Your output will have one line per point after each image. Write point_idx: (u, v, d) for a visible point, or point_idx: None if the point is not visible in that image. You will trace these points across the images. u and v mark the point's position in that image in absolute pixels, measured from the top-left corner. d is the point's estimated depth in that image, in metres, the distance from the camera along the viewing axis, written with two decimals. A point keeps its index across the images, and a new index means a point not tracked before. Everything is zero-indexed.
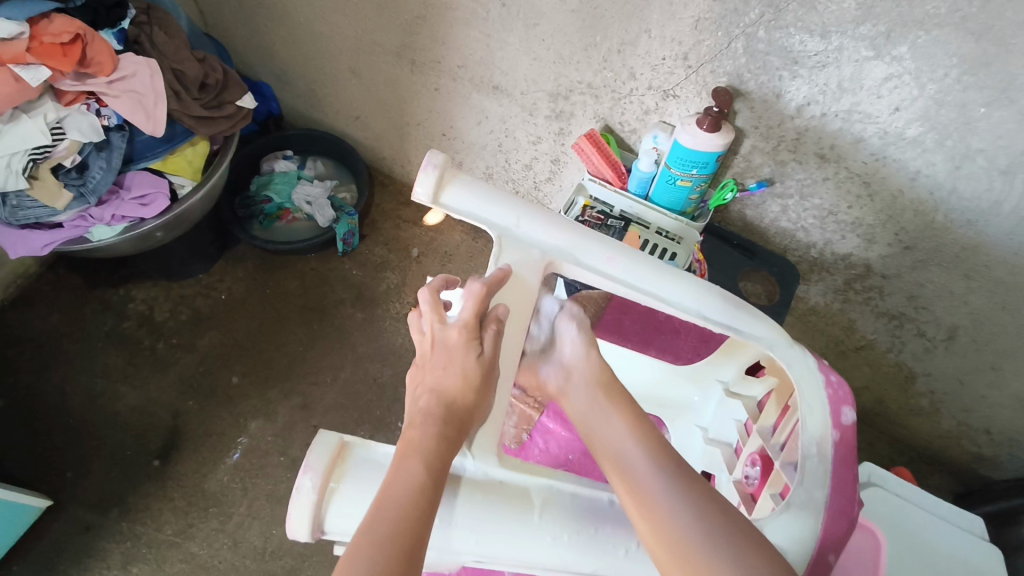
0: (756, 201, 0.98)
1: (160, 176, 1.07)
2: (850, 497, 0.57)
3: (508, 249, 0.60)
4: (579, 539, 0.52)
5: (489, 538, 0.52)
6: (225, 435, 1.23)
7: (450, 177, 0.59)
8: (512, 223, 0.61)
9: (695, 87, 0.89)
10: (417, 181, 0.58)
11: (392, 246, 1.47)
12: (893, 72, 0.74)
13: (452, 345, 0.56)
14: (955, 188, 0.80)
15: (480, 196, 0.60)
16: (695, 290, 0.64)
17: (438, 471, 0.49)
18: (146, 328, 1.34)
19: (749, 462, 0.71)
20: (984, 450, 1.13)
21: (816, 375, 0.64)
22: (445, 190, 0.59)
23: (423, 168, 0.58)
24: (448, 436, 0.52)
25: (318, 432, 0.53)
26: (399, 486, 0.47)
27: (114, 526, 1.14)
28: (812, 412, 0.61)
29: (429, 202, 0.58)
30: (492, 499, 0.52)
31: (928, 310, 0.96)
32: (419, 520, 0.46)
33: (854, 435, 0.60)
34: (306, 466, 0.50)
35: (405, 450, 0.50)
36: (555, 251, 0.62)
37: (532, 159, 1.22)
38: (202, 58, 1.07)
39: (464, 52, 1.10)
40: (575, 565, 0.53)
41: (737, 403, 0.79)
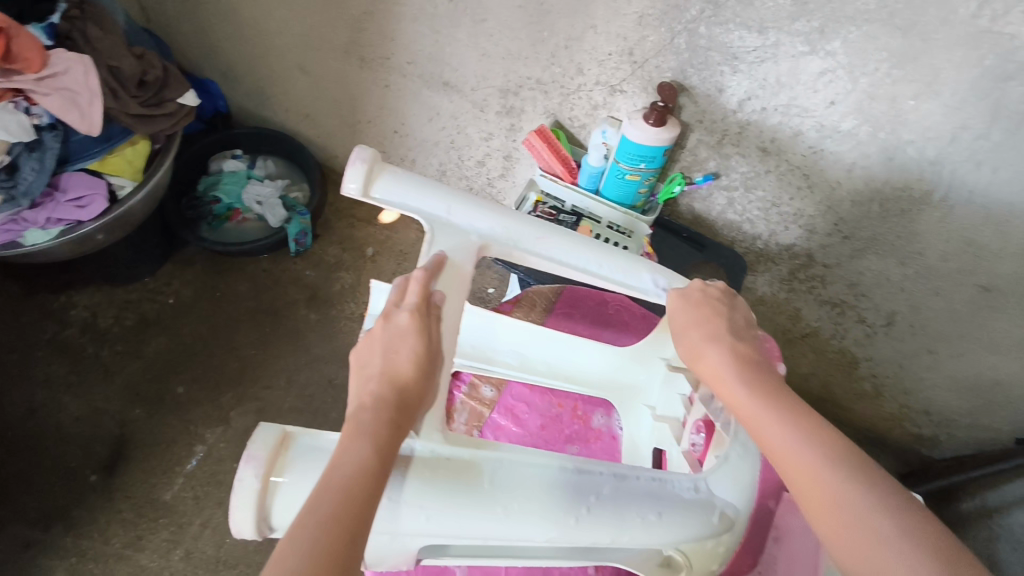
0: (704, 193, 1.00)
1: (98, 177, 1.03)
2: None
3: (441, 238, 0.57)
4: (530, 508, 0.49)
5: (441, 514, 0.48)
6: (175, 444, 1.20)
7: (380, 170, 0.56)
8: (442, 211, 0.58)
9: (641, 83, 0.90)
10: (346, 177, 0.55)
11: (346, 246, 1.45)
12: (828, 66, 0.76)
13: (400, 329, 0.50)
14: (889, 178, 0.83)
15: (413, 186, 0.57)
16: (628, 265, 0.62)
17: (386, 459, 0.45)
18: (89, 334, 1.29)
19: (694, 429, 0.66)
20: (923, 431, 1.18)
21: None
22: (375, 183, 0.56)
23: (352, 161, 0.55)
24: (399, 422, 0.47)
25: (260, 423, 0.49)
26: (342, 469, 0.43)
27: (56, 542, 1.09)
28: None
29: (359, 196, 0.55)
30: (434, 474, 0.49)
31: (868, 297, 0.99)
32: (359, 510, 0.42)
33: None
34: (246, 458, 0.47)
35: (352, 431, 0.45)
36: (493, 235, 0.58)
37: (484, 156, 1.22)
38: (140, 54, 1.03)
39: (413, 49, 1.09)
40: (528, 536, 0.50)
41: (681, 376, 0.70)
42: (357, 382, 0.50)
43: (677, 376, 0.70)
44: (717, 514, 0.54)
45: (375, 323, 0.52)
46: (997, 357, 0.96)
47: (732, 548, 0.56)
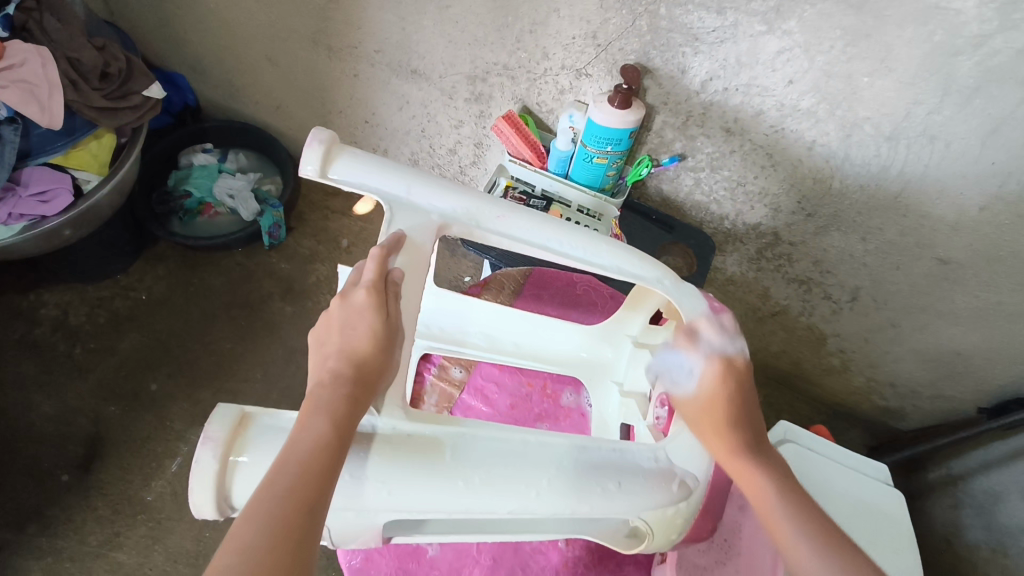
0: (671, 175, 1.01)
1: (63, 171, 1.02)
2: None
3: (401, 216, 0.57)
4: (490, 480, 0.50)
5: (401, 488, 0.49)
6: (151, 440, 1.19)
7: (338, 151, 0.57)
8: (402, 191, 0.58)
9: (606, 66, 0.91)
10: (303, 158, 0.55)
11: (321, 238, 1.44)
12: (786, 45, 0.77)
13: (358, 306, 0.50)
14: (848, 155, 0.85)
15: (372, 167, 0.57)
16: (590, 241, 0.63)
17: (344, 433, 0.46)
18: (61, 333, 1.28)
19: (658, 403, 0.67)
20: (891, 404, 1.21)
21: (703, 309, 0.63)
22: (333, 164, 0.56)
23: (308, 142, 0.55)
24: (358, 397, 0.48)
25: (218, 404, 0.50)
26: (301, 444, 0.44)
27: (32, 543, 1.09)
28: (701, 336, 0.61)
29: (317, 177, 0.55)
30: (393, 449, 0.50)
31: (833, 274, 1.02)
32: (318, 482, 0.43)
33: None
34: (204, 438, 0.47)
35: (312, 407, 0.46)
36: (453, 215, 0.59)
37: (455, 144, 1.22)
38: (101, 47, 1.02)
39: (380, 37, 1.09)
40: (490, 508, 0.50)
41: (645, 353, 0.72)
42: (316, 361, 0.51)
43: (642, 352, 0.73)
44: (676, 482, 0.56)
45: (334, 299, 0.52)
46: (958, 329, 0.99)
47: (690, 517, 0.57)
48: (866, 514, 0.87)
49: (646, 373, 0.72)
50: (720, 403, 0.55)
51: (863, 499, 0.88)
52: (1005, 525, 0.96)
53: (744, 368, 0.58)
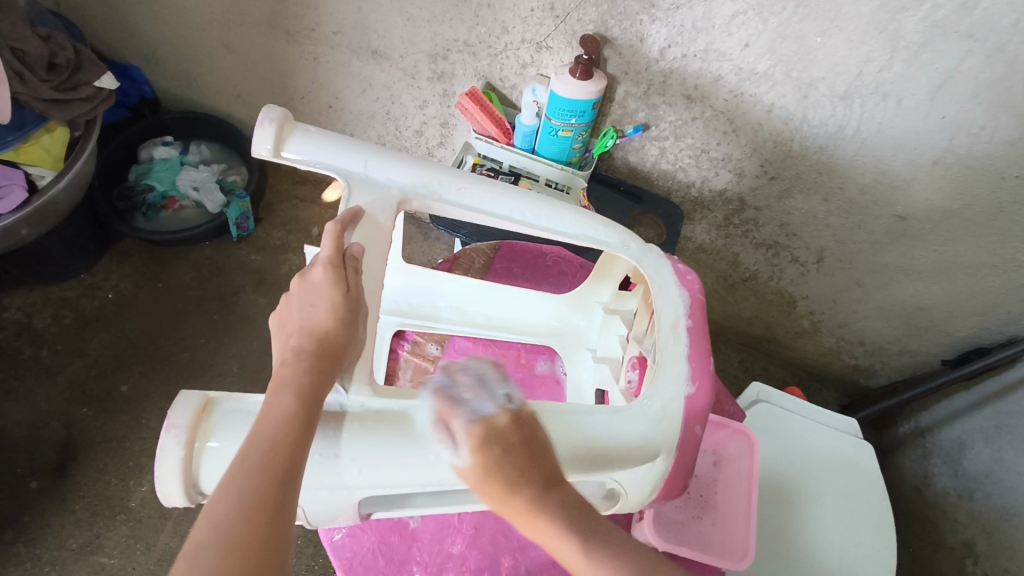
0: (636, 145, 1.02)
1: (15, 167, 0.98)
2: (708, 369, 0.57)
3: (359, 191, 0.57)
4: None
5: (372, 466, 0.49)
6: (126, 439, 1.17)
7: (291, 129, 0.56)
8: (359, 166, 0.57)
9: (566, 37, 0.91)
10: (256, 137, 0.54)
11: (291, 228, 1.43)
12: (739, 9, 0.78)
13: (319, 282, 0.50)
14: (806, 117, 0.86)
15: (327, 144, 0.57)
16: (551, 208, 0.63)
17: (313, 405, 0.46)
18: (25, 336, 1.24)
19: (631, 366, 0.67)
20: (861, 362, 1.24)
21: (668, 270, 0.63)
22: (287, 142, 0.56)
23: (259, 121, 0.54)
24: (323, 370, 0.48)
25: (181, 391, 0.49)
26: (268, 419, 0.44)
27: (9, 550, 1.07)
28: (665, 296, 0.61)
29: (271, 156, 0.55)
30: (364, 430, 0.50)
31: (798, 237, 1.03)
32: (289, 455, 0.43)
33: (703, 306, 0.61)
34: (167, 426, 0.47)
35: (278, 382, 0.46)
36: (412, 187, 0.58)
37: (421, 125, 1.21)
38: (47, 36, 0.98)
39: (337, 18, 1.07)
40: (463, 478, 0.51)
41: (616, 319, 0.73)
42: (280, 341, 0.51)
43: (612, 318, 0.73)
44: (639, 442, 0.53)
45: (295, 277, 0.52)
46: (919, 283, 1.01)
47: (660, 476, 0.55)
48: (836, 468, 0.90)
49: (618, 339, 0.73)
50: (509, 465, 0.44)
51: (834, 454, 0.91)
52: (970, 471, 1.00)
53: (510, 423, 0.46)
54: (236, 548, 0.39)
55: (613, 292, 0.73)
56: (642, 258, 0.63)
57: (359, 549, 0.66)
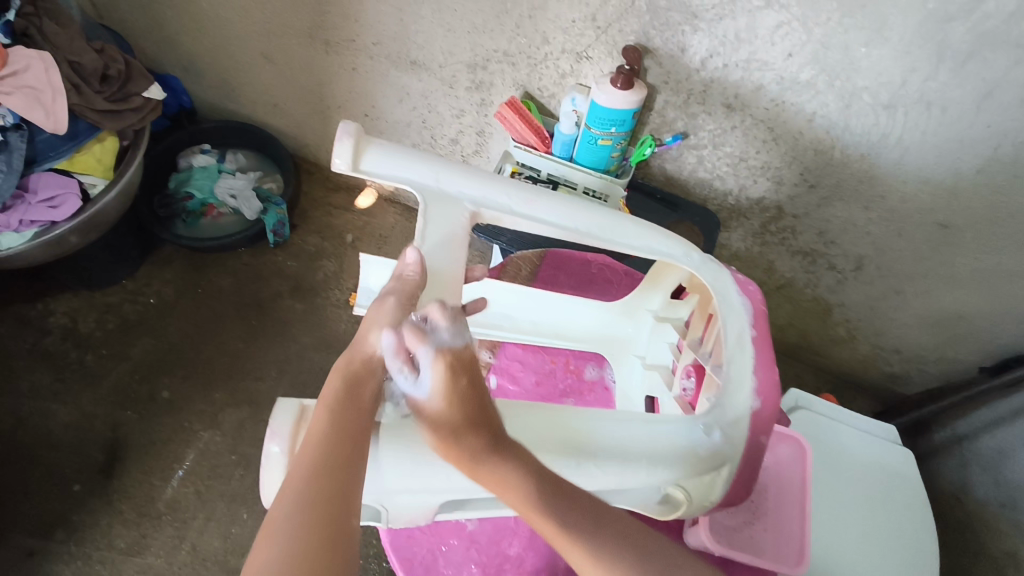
0: (674, 154, 1.03)
1: (68, 176, 1.00)
2: (774, 380, 0.58)
3: (433, 205, 0.57)
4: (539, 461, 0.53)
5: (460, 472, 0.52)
6: (169, 441, 1.20)
7: (365, 143, 0.57)
8: (432, 181, 0.58)
9: (606, 48, 0.92)
10: (334, 152, 0.55)
11: (326, 234, 1.45)
12: (783, 19, 0.79)
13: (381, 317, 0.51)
14: (848, 125, 0.86)
15: (401, 159, 0.58)
16: (614, 220, 0.63)
17: (350, 418, 0.48)
18: (71, 341, 1.28)
19: (684, 374, 0.68)
20: (896, 369, 1.24)
21: (728, 279, 0.64)
22: (363, 156, 0.57)
23: (337, 136, 0.55)
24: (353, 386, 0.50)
25: (279, 399, 0.52)
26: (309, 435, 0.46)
27: (59, 549, 1.09)
28: (730, 306, 0.62)
29: (348, 170, 0.55)
30: (435, 432, 0.52)
31: (836, 244, 1.04)
32: (335, 461, 0.45)
33: (766, 314, 0.62)
34: (270, 434, 0.50)
35: (322, 399, 0.49)
36: (482, 201, 0.59)
37: (457, 134, 1.23)
38: (100, 49, 1.01)
39: (378, 29, 1.09)
40: None
41: (667, 327, 0.74)
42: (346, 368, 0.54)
43: (664, 326, 0.74)
44: (701, 449, 0.54)
45: (368, 310, 0.52)
46: (958, 291, 1.01)
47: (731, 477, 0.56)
48: (881, 475, 0.90)
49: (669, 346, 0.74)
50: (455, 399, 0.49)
51: (880, 462, 0.91)
52: None
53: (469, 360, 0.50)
54: (300, 550, 0.41)
55: (663, 300, 0.74)
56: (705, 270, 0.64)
57: (419, 549, 0.68)
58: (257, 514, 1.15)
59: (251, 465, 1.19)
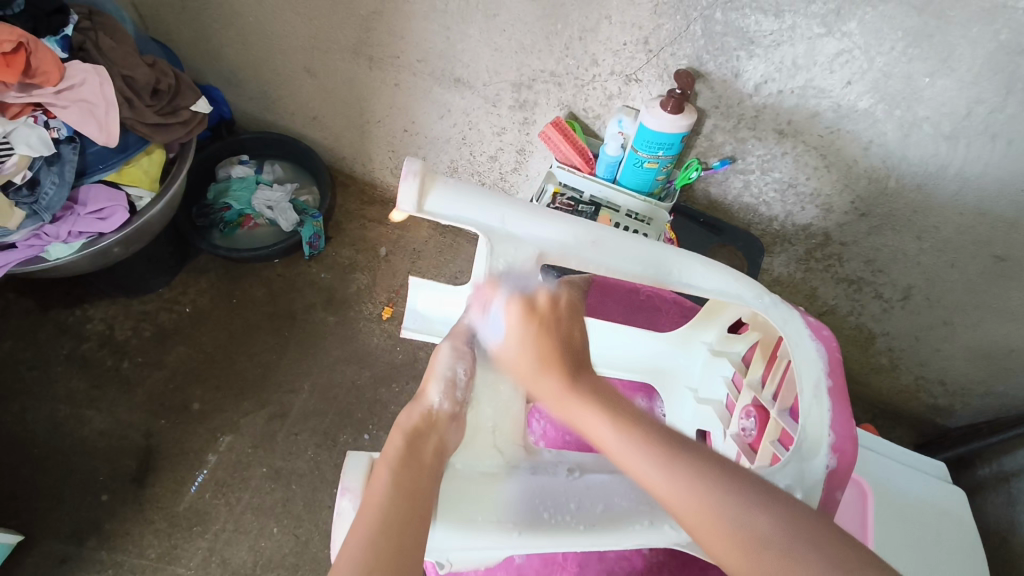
0: (720, 178, 1.01)
1: (117, 188, 1.01)
2: (851, 435, 0.56)
3: (500, 248, 0.61)
4: (612, 518, 0.54)
5: (532, 531, 0.52)
6: (201, 452, 1.20)
7: (432, 182, 0.59)
8: (498, 223, 0.61)
9: (657, 71, 0.91)
10: (400, 193, 0.57)
11: (359, 247, 1.45)
12: (844, 47, 0.77)
13: (442, 370, 0.56)
14: (905, 155, 0.84)
15: (466, 200, 0.60)
16: (676, 261, 0.64)
17: (414, 474, 0.48)
18: (107, 348, 1.29)
19: (744, 414, 0.71)
20: (939, 401, 1.21)
21: (800, 323, 0.63)
22: (429, 197, 0.58)
23: (404, 177, 0.57)
24: (412, 446, 0.51)
25: (348, 453, 0.54)
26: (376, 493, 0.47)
27: (91, 557, 1.10)
28: (803, 352, 0.61)
29: (415, 212, 0.58)
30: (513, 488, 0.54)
31: (884, 273, 1.02)
32: (402, 519, 0.45)
33: (841, 361, 0.61)
34: (342, 489, 0.52)
35: (382, 459, 0.49)
36: (548, 244, 0.62)
37: (497, 151, 1.23)
38: (152, 63, 1.02)
39: (423, 46, 1.09)
40: (619, 541, 0.53)
41: (722, 360, 0.77)
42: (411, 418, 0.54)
43: (719, 360, 0.77)
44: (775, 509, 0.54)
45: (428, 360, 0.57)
46: (1011, 325, 0.99)
47: None
48: (932, 517, 0.86)
49: (722, 379, 0.78)
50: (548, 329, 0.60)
51: (924, 499, 0.87)
52: None
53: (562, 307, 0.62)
54: None
55: (718, 335, 0.77)
56: (778, 315, 0.63)
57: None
58: (286, 528, 1.15)
59: (282, 478, 1.19)
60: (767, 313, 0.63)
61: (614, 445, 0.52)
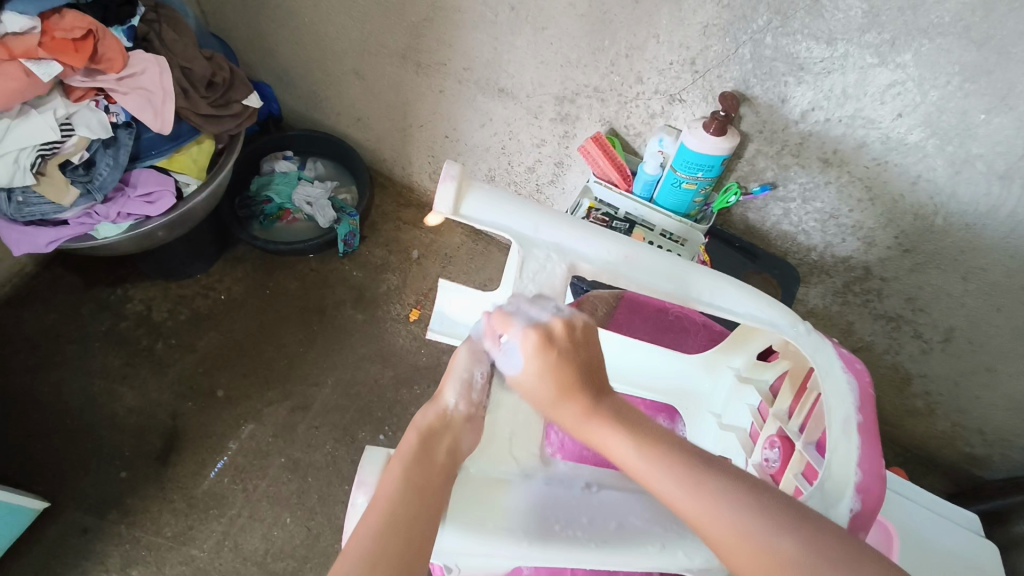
0: (759, 204, 1.00)
1: (165, 173, 1.05)
2: (879, 475, 0.54)
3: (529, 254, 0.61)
4: (626, 539, 0.52)
5: (541, 544, 0.51)
6: (223, 436, 1.23)
7: (469, 187, 0.61)
8: (530, 229, 0.62)
9: (702, 92, 0.91)
10: (438, 194, 0.59)
11: (392, 248, 1.47)
12: (897, 79, 0.76)
13: (460, 370, 0.56)
14: (955, 192, 0.82)
15: (502, 206, 0.62)
16: (707, 280, 0.64)
17: (424, 473, 0.49)
18: (144, 328, 1.33)
19: (768, 444, 0.69)
20: (976, 450, 1.16)
21: (833, 355, 0.61)
22: (465, 200, 0.60)
23: (442, 179, 0.58)
24: (426, 443, 0.51)
25: (366, 447, 0.55)
26: (385, 488, 0.47)
27: (111, 529, 1.12)
28: (833, 386, 0.59)
29: (450, 214, 0.59)
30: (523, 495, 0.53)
31: (925, 312, 0.98)
32: (407, 518, 0.45)
33: (873, 397, 0.59)
34: (358, 483, 0.52)
35: (396, 456, 0.50)
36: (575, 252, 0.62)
37: (535, 162, 1.23)
38: (210, 57, 1.07)
39: (470, 55, 1.11)
40: (631, 564, 0.52)
41: (749, 388, 0.76)
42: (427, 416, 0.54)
43: (746, 387, 0.76)
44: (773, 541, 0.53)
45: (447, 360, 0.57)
46: None
47: None
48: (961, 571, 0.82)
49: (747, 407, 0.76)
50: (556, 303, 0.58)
51: (950, 550, 0.84)
52: None
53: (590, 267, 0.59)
54: None
55: (747, 361, 0.75)
56: (812, 347, 0.61)
57: None
58: (299, 519, 1.16)
59: (299, 470, 1.20)
60: (798, 342, 0.62)
61: (676, 498, 0.47)
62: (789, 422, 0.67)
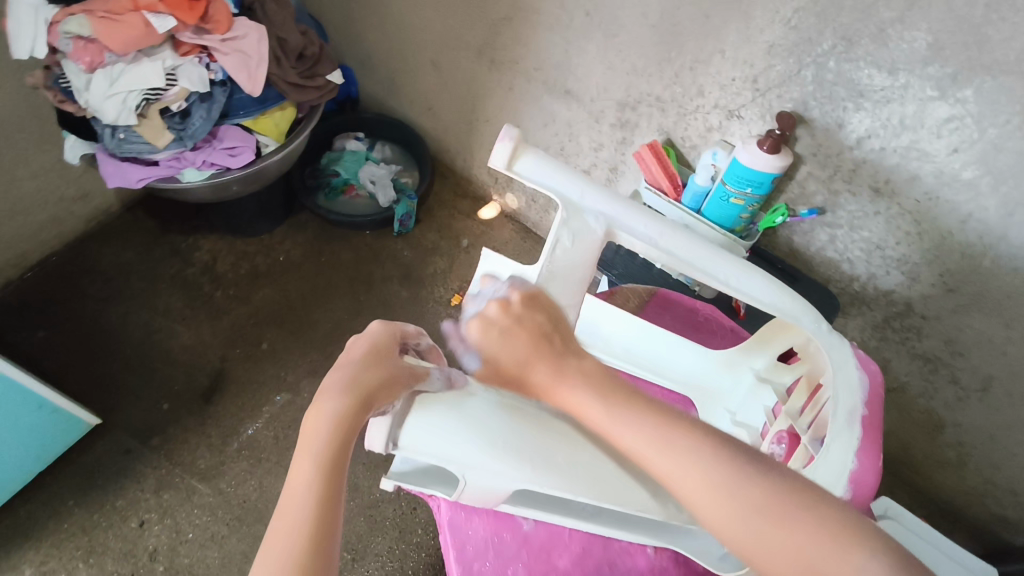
0: (806, 228, 1.01)
1: (249, 133, 1.14)
2: (876, 463, 0.57)
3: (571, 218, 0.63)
4: (618, 478, 0.59)
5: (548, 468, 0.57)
6: (263, 385, 1.30)
7: (524, 149, 0.62)
8: (576, 195, 0.64)
9: (760, 110, 0.93)
10: (495, 151, 0.61)
11: (444, 234, 1.54)
12: (956, 113, 0.77)
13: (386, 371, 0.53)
14: (1006, 235, 0.81)
15: (553, 171, 0.63)
16: (739, 266, 0.66)
17: (340, 466, 0.47)
18: (207, 276, 1.43)
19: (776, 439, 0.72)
20: (1008, 512, 1.11)
21: (849, 354, 0.64)
22: (519, 160, 0.62)
23: (501, 138, 0.60)
24: (343, 428, 0.47)
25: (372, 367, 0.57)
26: (297, 490, 0.45)
27: (151, 453, 1.21)
28: (843, 382, 0.62)
29: (503, 170, 0.61)
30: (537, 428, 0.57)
31: (965, 357, 0.97)
32: (326, 517, 0.45)
33: (881, 392, 0.62)
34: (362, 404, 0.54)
35: (303, 449, 0.47)
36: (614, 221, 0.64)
37: (590, 166, 1.27)
38: (303, 32, 1.16)
39: (542, 56, 1.17)
40: (619, 499, 0.59)
41: (767, 389, 0.77)
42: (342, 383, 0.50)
43: (764, 388, 0.77)
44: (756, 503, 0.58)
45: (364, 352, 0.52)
46: None
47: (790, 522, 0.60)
48: None
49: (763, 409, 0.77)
50: (519, 346, 0.54)
51: None
52: None
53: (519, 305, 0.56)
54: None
55: (768, 362, 0.77)
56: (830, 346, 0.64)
57: (474, 533, 0.72)
58: None
59: None
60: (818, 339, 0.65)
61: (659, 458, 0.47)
62: (799, 418, 0.68)
